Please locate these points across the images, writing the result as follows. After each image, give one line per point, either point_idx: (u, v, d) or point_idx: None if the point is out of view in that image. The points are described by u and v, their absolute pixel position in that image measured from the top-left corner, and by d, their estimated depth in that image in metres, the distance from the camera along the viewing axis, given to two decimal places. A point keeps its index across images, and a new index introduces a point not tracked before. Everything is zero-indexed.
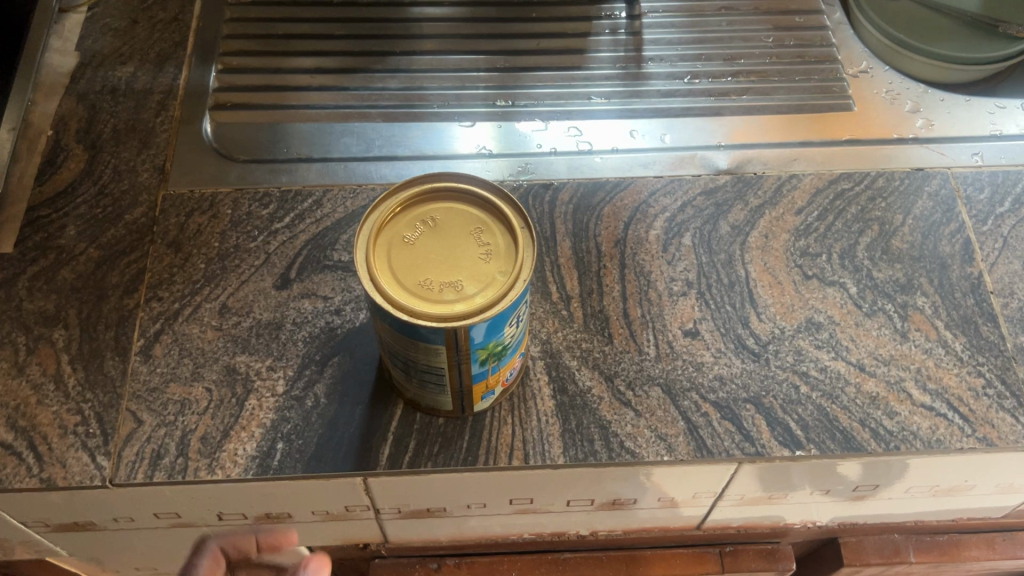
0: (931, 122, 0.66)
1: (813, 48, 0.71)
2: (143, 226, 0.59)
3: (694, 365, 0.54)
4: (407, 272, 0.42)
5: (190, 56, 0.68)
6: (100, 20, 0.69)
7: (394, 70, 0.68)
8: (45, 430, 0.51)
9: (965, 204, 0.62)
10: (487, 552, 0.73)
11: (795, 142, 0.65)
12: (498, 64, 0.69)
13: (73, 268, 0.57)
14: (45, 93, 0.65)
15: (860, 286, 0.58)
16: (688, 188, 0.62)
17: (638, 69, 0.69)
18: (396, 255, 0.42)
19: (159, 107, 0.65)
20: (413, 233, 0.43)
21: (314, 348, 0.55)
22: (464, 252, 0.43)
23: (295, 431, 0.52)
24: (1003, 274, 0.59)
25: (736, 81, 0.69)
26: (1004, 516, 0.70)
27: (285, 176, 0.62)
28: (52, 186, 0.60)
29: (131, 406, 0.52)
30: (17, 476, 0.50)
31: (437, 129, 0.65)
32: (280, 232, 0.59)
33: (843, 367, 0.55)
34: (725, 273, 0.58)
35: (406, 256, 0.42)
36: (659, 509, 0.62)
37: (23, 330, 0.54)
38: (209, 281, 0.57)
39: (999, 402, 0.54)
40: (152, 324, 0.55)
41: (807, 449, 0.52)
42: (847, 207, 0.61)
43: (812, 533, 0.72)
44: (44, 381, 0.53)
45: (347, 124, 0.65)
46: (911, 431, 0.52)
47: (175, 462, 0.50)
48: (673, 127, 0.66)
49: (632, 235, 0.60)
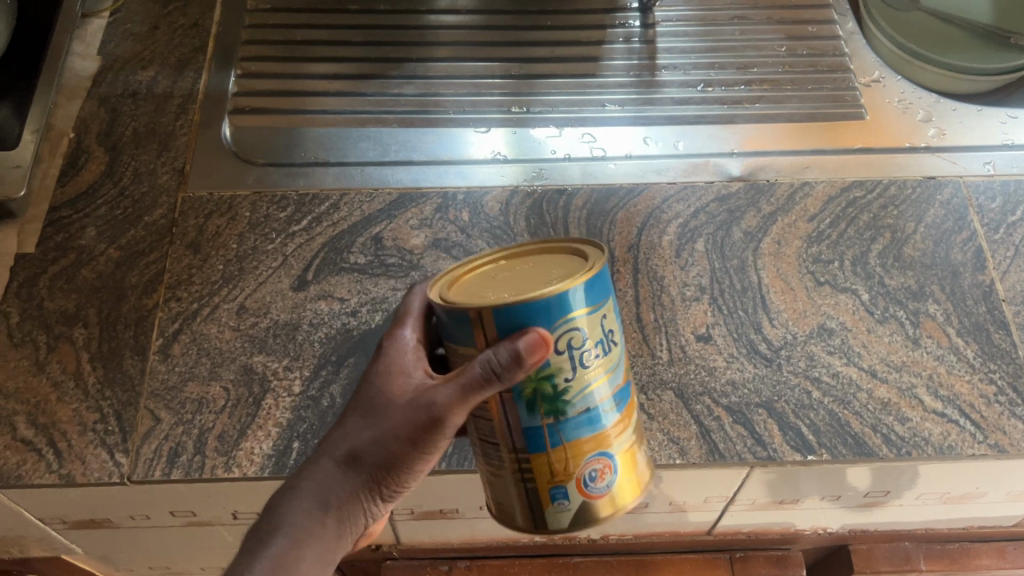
0: (943, 131, 0.67)
1: (826, 57, 0.72)
2: (162, 227, 0.60)
3: (706, 370, 0.55)
4: (470, 291, 0.40)
5: (209, 61, 0.69)
6: (121, 25, 0.70)
7: (411, 76, 0.69)
8: (65, 427, 0.52)
9: (977, 212, 0.62)
10: (497, 554, 0.74)
11: (807, 150, 0.66)
12: (513, 71, 0.70)
13: (92, 267, 0.58)
14: (67, 96, 0.66)
15: (872, 292, 0.58)
16: (701, 195, 0.63)
17: (651, 76, 0.70)
18: (471, 283, 0.41)
19: (179, 111, 0.66)
20: (495, 270, 0.41)
21: (330, 349, 0.55)
22: (533, 277, 0.40)
23: (311, 431, 0.53)
24: (1014, 282, 0.59)
25: (749, 89, 0.70)
26: (1015, 525, 0.70)
27: (303, 180, 0.63)
28: (73, 187, 0.61)
29: (149, 404, 0.53)
30: (36, 472, 0.50)
31: (453, 135, 0.66)
32: (297, 234, 0.60)
33: (854, 373, 0.55)
34: (737, 279, 0.59)
35: (477, 283, 0.41)
36: (669, 513, 0.63)
37: (44, 328, 0.55)
38: (227, 281, 0.58)
39: (1010, 409, 0.54)
40: (170, 324, 0.56)
41: (818, 454, 0.52)
42: (859, 215, 0.62)
43: (823, 540, 0.72)
44: (64, 378, 0.53)
45: (363, 129, 0.66)
46: (922, 437, 0.53)
47: (192, 460, 0.51)
48: (685, 135, 0.66)
49: (644, 241, 0.60)
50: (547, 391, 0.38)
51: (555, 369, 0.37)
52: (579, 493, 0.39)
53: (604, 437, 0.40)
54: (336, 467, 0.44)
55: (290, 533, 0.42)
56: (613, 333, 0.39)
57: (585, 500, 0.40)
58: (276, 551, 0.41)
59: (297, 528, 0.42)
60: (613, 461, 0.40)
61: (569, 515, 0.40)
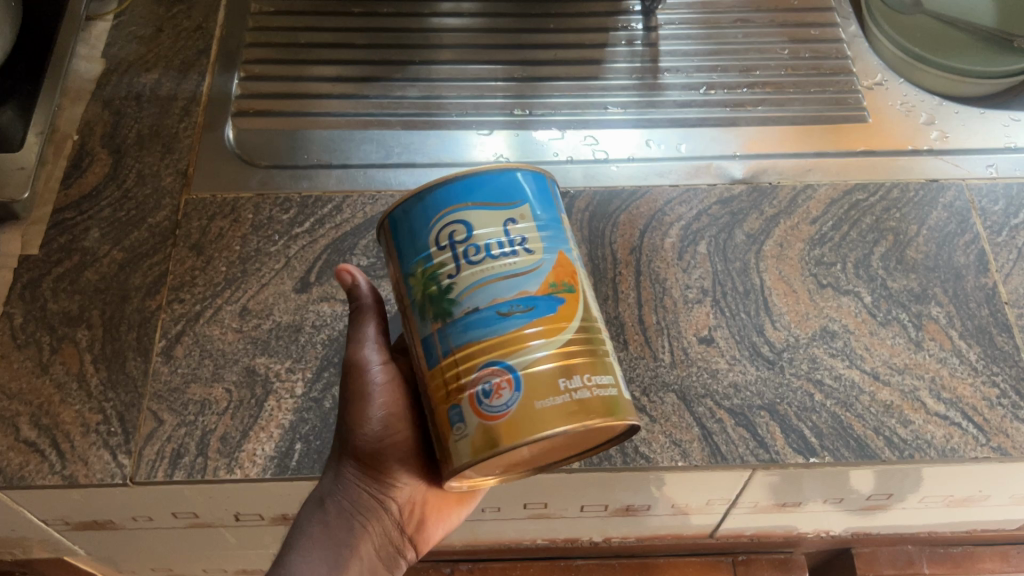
0: (945, 134, 0.67)
1: (829, 60, 0.72)
2: (165, 229, 0.60)
3: (709, 372, 0.55)
4: None
5: (213, 63, 0.69)
6: (125, 28, 0.70)
7: (414, 78, 0.69)
8: (68, 428, 0.52)
9: (979, 215, 0.62)
10: (500, 557, 0.74)
11: (810, 153, 0.66)
12: (515, 73, 0.70)
13: (96, 269, 0.58)
14: (71, 98, 0.66)
15: (875, 295, 0.58)
16: (703, 198, 0.63)
17: (654, 79, 0.70)
18: None
19: (182, 113, 0.66)
20: None
21: (333, 351, 0.55)
22: None
23: (313, 432, 0.53)
24: (1017, 284, 0.59)
25: (752, 92, 0.70)
26: (1018, 529, 0.70)
27: (306, 182, 0.63)
28: (77, 189, 0.62)
29: (152, 405, 0.53)
30: (40, 473, 0.51)
31: (456, 137, 0.66)
32: (300, 237, 0.60)
33: (857, 376, 0.55)
34: (740, 281, 0.59)
35: None
36: (671, 516, 0.62)
37: (47, 330, 0.55)
38: (231, 283, 0.58)
39: (1013, 412, 0.54)
40: (173, 326, 0.56)
41: (820, 457, 0.52)
42: (862, 217, 0.62)
43: (826, 543, 0.72)
44: (68, 380, 0.53)
45: (366, 131, 0.66)
46: (925, 439, 0.52)
47: (195, 461, 0.51)
48: (688, 137, 0.67)
49: (647, 243, 0.60)
50: (432, 293, 0.39)
51: (437, 267, 0.40)
52: (473, 412, 0.37)
53: (508, 344, 0.37)
54: (342, 468, 0.48)
55: (300, 530, 0.46)
56: (525, 241, 0.40)
57: (479, 419, 0.37)
58: (295, 560, 0.45)
59: (303, 527, 0.46)
60: (512, 375, 0.37)
61: (467, 442, 0.37)
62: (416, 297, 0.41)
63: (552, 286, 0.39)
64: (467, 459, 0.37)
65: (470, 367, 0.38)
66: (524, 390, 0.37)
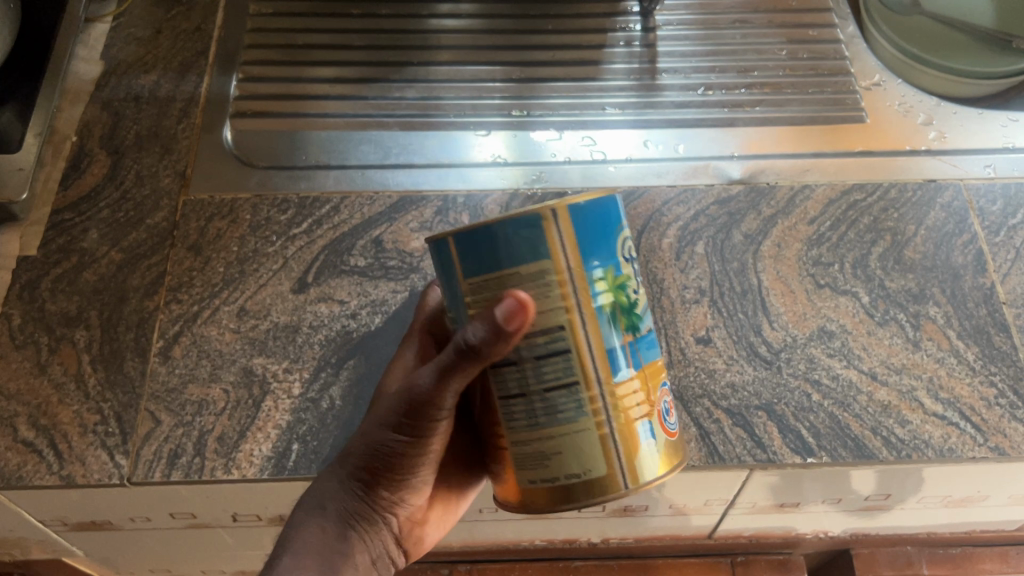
0: (943, 134, 0.67)
1: (827, 60, 0.71)
2: (163, 230, 0.60)
3: (706, 372, 0.55)
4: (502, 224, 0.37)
5: (212, 65, 0.69)
6: (125, 30, 0.70)
7: (412, 80, 0.69)
8: (66, 429, 0.52)
9: (977, 215, 0.62)
10: (497, 558, 0.74)
11: (808, 153, 0.66)
12: (514, 74, 0.70)
13: (95, 270, 0.58)
14: (70, 100, 0.66)
15: (873, 295, 0.58)
16: (701, 198, 0.63)
17: (652, 80, 0.70)
18: None
19: (181, 115, 0.66)
20: None
21: (330, 351, 0.55)
22: None
23: (310, 432, 0.53)
24: (1015, 284, 0.59)
25: (749, 92, 0.70)
26: (1018, 529, 0.69)
27: (304, 183, 0.63)
28: (75, 190, 0.62)
29: (149, 405, 0.53)
30: (37, 473, 0.51)
31: (454, 138, 0.66)
32: (298, 237, 0.60)
33: (854, 376, 0.55)
34: (737, 281, 0.59)
35: None
36: (670, 516, 0.62)
37: (46, 330, 0.55)
38: (228, 284, 0.58)
39: (1011, 412, 0.54)
40: (171, 326, 0.56)
41: (818, 457, 0.52)
42: (860, 217, 0.62)
43: (825, 544, 0.72)
44: (66, 380, 0.54)
45: (364, 132, 0.66)
46: (922, 440, 0.52)
47: (192, 461, 0.51)
48: (686, 138, 0.67)
49: (644, 243, 0.60)
50: (624, 302, 0.38)
51: (627, 277, 0.38)
52: (662, 428, 0.39)
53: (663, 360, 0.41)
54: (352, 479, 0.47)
55: (299, 530, 0.46)
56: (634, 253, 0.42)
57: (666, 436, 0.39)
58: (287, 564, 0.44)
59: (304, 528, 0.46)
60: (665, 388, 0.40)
61: (658, 456, 0.38)
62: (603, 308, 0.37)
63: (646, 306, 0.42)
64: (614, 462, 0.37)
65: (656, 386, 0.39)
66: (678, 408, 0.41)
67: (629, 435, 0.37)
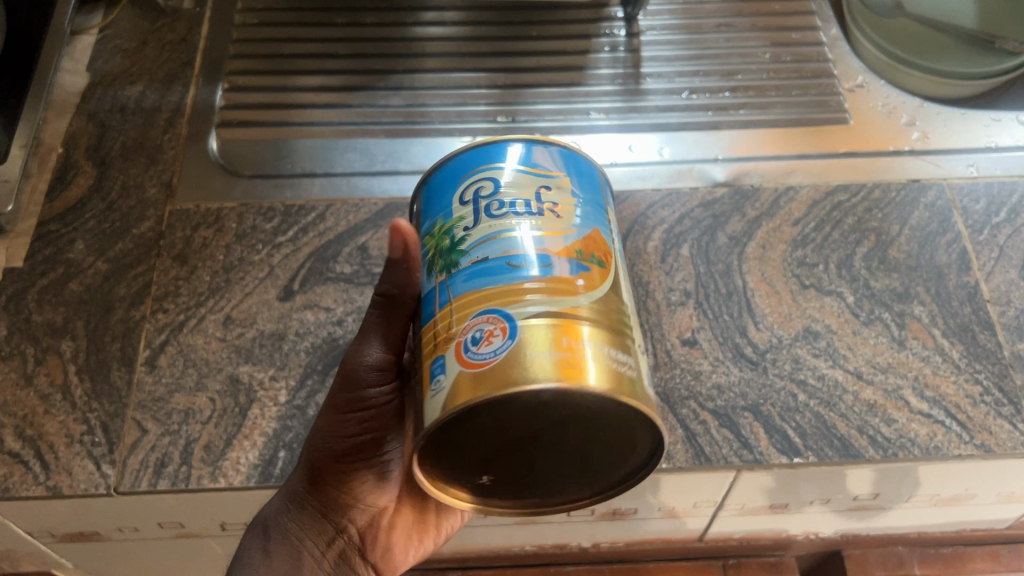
0: (926, 134, 0.67)
1: (810, 63, 0.72)
2: (150, 240, 0.60)
3: (692, 374, 0.55)
4: None
5: (197, 75, 0.69)
6: (110, 42, 0.71)
7: (397, 87, 0.69)
8: (52, 439, 0.52)
9: (961, 214, 0.62)
10: (490, 565, 0.74)
11: (792, 155, 0.66)
12: (499, 81, 0.70)
13: (81, 280, 0.58)
14: (56, 111, 0.66)
15: (858, 295, 0.58)
16: (686, 201, 0.63)
17: (636, 85, 0.70)
18: None
19: (167, 125, 0.66)
20: None
21: (316, 358, 0.56)
22: None
23: (296, 440, 0.53)
24: (999, 283, 0.59)
25: (733, 96, 0.70)
26: (1009, 528, 0.69)
27: (289, 191, 0.63)
28: (62, 202, 0.62)
29: (136, 415, 0.53)
30: (24, 484, 0.51)
31: (440, 145, 0.66)
32: (283, 245, 0.60)
33: (840, 375, 0.55)
34: (723, 283, 0.59)
35: None
36: (661, 519, 0.62)
37: (32, 341, 0.55)
38: (214, 293, 0.58)
39: (996, 409, 0.54)
40: (157, 335, 0.56)
41: (804, 457, 0.52)
42: (844, 218, 0.62)
43: (815, 546, 0.72)
44: (52, 391, 0.54)
45: (350, 140, 0.66)
46: (908, 438, 0.53)
47: (179, 470, 0.51)
48: (670, 141, 0.67)
49: (630, 247, 0.61)
50: (445, 244, 0.39)
51: (455, 220, 0.39)
52: (455, 360, 0.35)
53: (506, 294, 0.36)
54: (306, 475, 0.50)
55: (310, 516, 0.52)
56: (554, 206, 0.39)
57: (461, 367, 0.35)
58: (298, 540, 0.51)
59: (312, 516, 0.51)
60: (510, 325, 0.35)
61: (444, 392, 0.35)
62: (428, 254, 0.40)
63: (575, 252, 0.38)
64: (443, 412, 0.35)
65: (462, 315, 0.36)
66: (515, 335, 0.34)
67: (429, 375, 0.36)
